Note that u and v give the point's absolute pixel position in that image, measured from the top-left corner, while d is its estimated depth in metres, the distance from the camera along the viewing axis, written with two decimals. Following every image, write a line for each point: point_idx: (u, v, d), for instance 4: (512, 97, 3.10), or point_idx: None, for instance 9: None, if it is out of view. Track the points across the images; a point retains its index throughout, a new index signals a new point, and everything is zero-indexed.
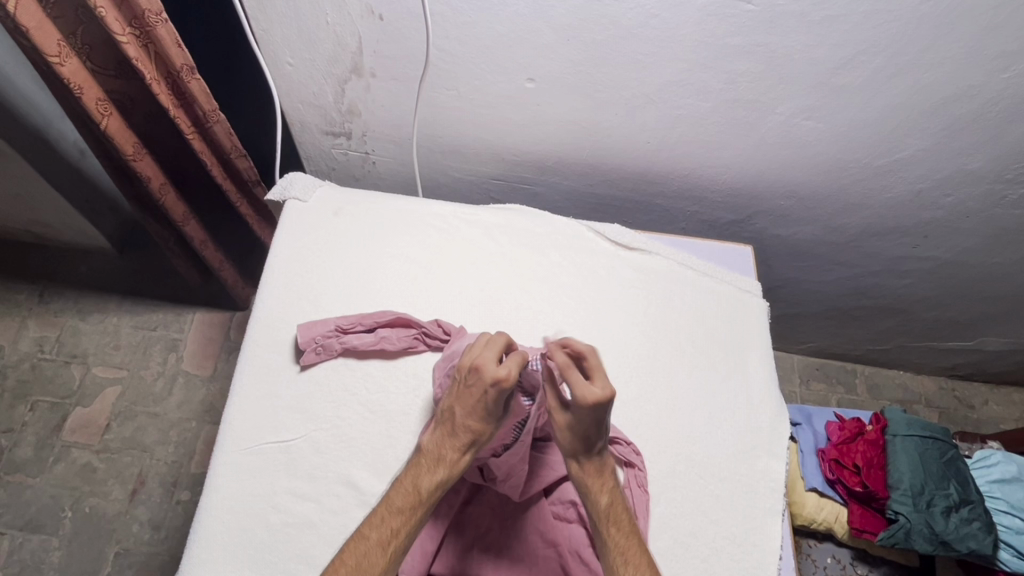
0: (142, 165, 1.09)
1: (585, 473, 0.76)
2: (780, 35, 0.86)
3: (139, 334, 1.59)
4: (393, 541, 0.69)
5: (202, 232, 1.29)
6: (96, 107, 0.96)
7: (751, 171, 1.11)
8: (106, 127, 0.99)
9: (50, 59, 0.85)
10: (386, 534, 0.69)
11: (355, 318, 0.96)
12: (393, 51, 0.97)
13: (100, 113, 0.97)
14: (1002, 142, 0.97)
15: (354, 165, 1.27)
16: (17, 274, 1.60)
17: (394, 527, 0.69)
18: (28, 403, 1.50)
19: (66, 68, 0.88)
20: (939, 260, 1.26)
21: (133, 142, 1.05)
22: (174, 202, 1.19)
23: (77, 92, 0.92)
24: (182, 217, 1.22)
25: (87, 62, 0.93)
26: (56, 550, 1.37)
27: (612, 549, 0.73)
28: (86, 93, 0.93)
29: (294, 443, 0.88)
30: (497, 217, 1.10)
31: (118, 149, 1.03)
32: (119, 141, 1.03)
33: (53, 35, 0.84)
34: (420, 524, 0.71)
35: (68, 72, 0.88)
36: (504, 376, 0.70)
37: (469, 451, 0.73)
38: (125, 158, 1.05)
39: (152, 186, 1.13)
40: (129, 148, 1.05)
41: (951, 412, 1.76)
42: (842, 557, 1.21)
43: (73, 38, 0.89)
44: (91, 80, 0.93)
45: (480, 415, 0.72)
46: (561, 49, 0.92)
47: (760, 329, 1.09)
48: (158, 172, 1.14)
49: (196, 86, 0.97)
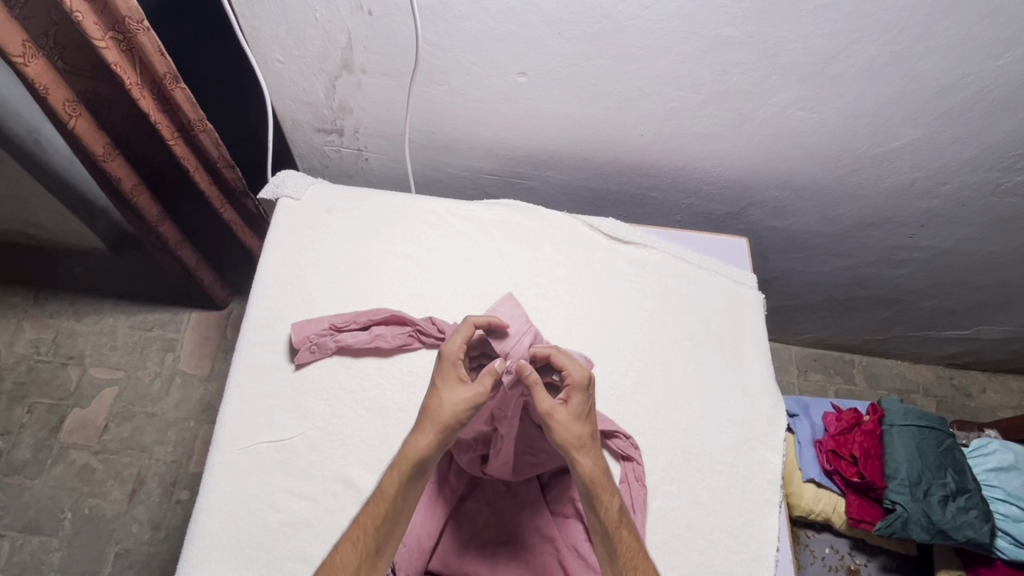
0: (114, 166, 1.08)
1: (595, 482, 0.72)
2: (771, 26, 0.85)
3: (135, 335, 1.59)
4: (361, 537, 0.68)
5: (176, 232, 1.28)
6: (64, 108, 0.95)
7: (745, 162, 1.11)
8: (74, 128, 0.98)
9: (14, 59, 0.84)
10: (352, 529, 0.69)
11: (350, 316, 0.95)
12: (382, 47, 0.96)
13: (67, 114, 0.96)
14: (997, 129, 0.96)
15: (347, 162, 1.26)
16: (12, 275, 1.59)
17: (364, 523, 0.69)
18: (26, 405, 1.50)
19: (31, 69, 0.87)
20: (935, 250, 1.26)
21: (106, 144, 1.05)
22: (147, 203, 1.18)
23: (43, 92, 0.91)
24: (157, 219, 1.22)
25: (58, 63, 0.92)
26: (56, 551, 1.37)
27: (622, 554, 0.71)
28: (53, 95, 0.92)
29: (290, 442, 0.88)
30: (491, 212, 1.09)
31: (87, 149, 1.03)
32: (89, 142, 1.02)
33: (20, 36, 0.83)
34: (389, 518, 0.69)
35: (33, 73, 0.87)
36: (450, 350, 0.76)
37: (430, 435, 0.70)
38: (95, 158, 1.05)
39: (123, 186, 1.12)
40: (100, 149, 1.04)
41: (949, 400, 1.77)
42: (841, 548, 1.22)
43: (43, 38, 0.87)
44: (60, 82, 0.92)
45: (435, 394, 0.73)
46: (553, 42, 0.91)
47: (756, 322, 1.09)
48: (133, 174, 1.13)
49: (180, 94, 0.98)
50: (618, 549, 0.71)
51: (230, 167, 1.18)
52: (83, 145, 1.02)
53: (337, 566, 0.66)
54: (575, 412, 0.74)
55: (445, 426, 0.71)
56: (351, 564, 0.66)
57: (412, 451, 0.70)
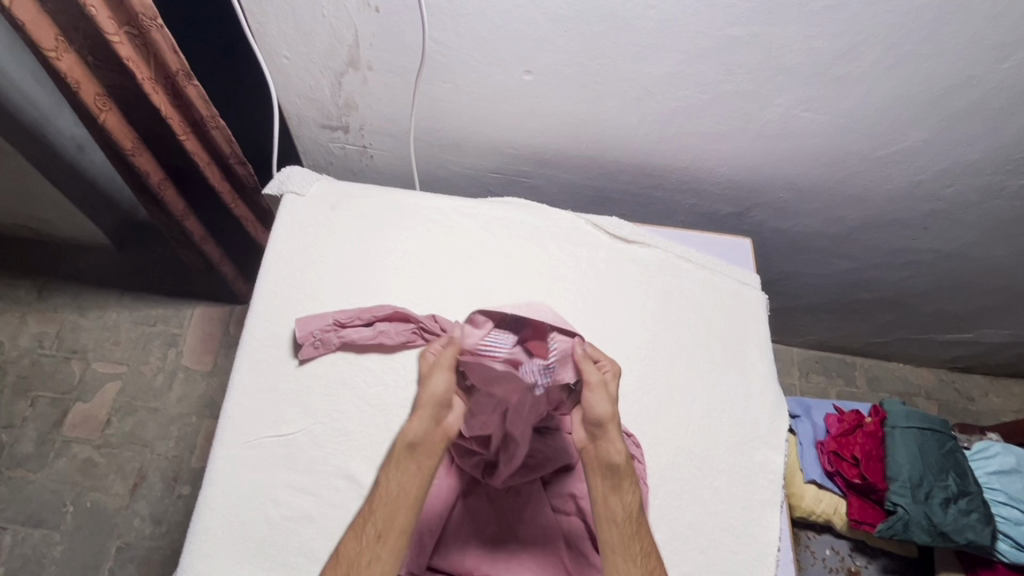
0: (142, 160, 1.09)
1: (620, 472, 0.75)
2: (778, 27, 0.85)
3: (138, 329, 1.59)
4: (364, 525, 0.71)
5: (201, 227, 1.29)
6: (94, 101, 0.96)
7: (749, 163, 1.11)
8: (104, 122, 0.99)
9: (46, 53, 0.85)
10: (361, 525, 0.72)
11: (354, 312, 0.96)
12: (390, 44, 0.96)
13: (97, 108, 0.97)
14: (1001, 133, 0.97)
15: (351, 159, 1.26)
16: (17, 270, 1.60)
17: (369, 511, 0.72)
18: (29, 398, 1.50)
19: (63, 63, 0.88)
20: (939, 252, 1.26)
21: (134, 138, 1.05)
22: (174, 197, 1.18)
23: (73, 86, 0.92)
24: (182, 213, 1.22)
25: (88, 57, 0.92)
26: (57, 545, 1.38)
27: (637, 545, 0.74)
28: (83, 89, 0.93)
29: (293, 437, 0.88)
30: (495, 210, 1.10)
31: (117, 145, 1.03)
32: (118, 136, 1.02)
33: (49, 29, 0.84)
34: (390, 508, 0.71)
35: (65, 67, 0.88)
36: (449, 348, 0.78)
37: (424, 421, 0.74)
38: (124, 154, 1.05)
39: (151, 181, 1.13)
40: (128, 144, 1.04)
41: (950, 403, 1.76)
42: (841, 549, 1.21)
43: (74, 33, 0.88)
44: (89, 75, 0.93)
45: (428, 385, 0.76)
46: (559, 41, 0.91)
47: (759, 322, 1.09)
48: (159, 168, 1.13)
49: (193, 91, 0.98)
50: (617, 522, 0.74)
51: (243, 164, 1.20)
52: (112, 140, 1.03)
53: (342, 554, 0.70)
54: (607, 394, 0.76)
55: (433, 404, 0.75)
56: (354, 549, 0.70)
57: (406, 436, 0.74)
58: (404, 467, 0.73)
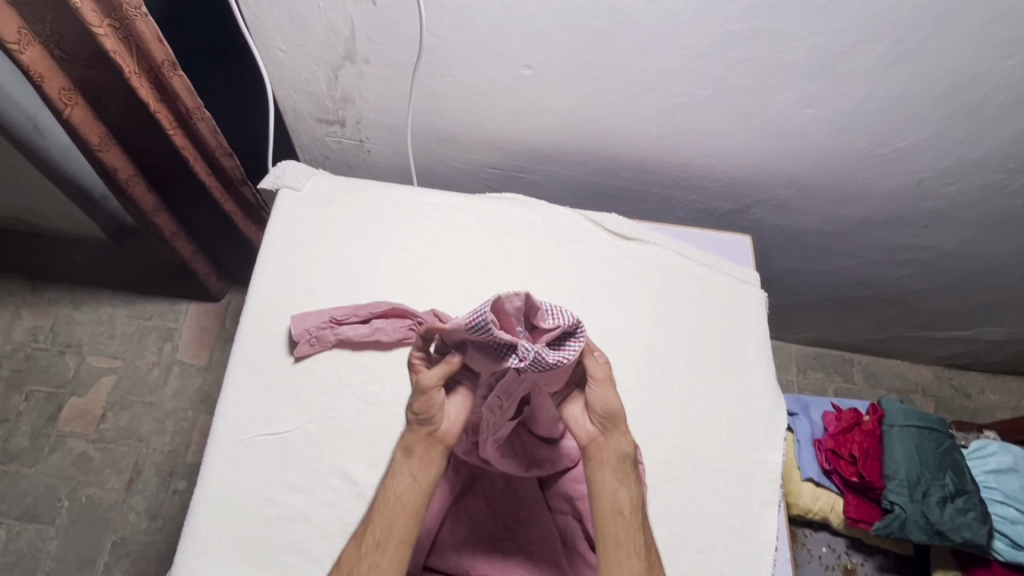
0: (109, 155, 1.08)
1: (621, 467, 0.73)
2: (780, 22, 0.84)
3: (133, 324, 1.58)
4: (364, 538, 0.70)
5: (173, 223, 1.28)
6: (60, 96, 0.95)
7: (749, 160, 1.10)
8: (70, 117, 0.98)
9: (9, 47, 0.84)
10: (366, 536, 0.70)
11: (350, 309, 0.95)
12: (386, 38, 0.95)
13: (63, 102, 0.96)
14: (1003, 131, 0.96)
15: (348, 154, 1.25)
16: (10, 263, 1.59)
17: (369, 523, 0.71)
18: (23, 393, 1.49)
19: (27, 57, 0.86)
20: (938, 250, 1.25)
21: (102, 133, 1.05)
22: (143, 193, 1.18)
23: (38, 80, 0.91)
24: (153, 209, 1.21)
25: (53, 50, 0.91)
26: (53, 540, 1.37)
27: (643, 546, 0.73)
28: (48, 83, 0.92)
29: (289, 435, 0.88)
30: (492, 206, 1.09)
31: (83, 139, 1.02)
32: (84, 131, 1.01)
33: (14, 23, 0.82)
34: (390, 519, 0.70)
35: (29, 60, 0.87)
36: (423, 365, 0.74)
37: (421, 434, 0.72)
38: (91, 148, 1.04)
39: (119, 176, 1.12)
40: (95, 138, 1.04)
41: (948, 401, 1.76)
42: (838, 547, 1.21)
43: (40, 25, 0.87)
44: (56, 69, 0.92)
45: (420, 398, 0.71)
46: (558, 35, 0.90)
47: (758, 320, 1.08)
48: (129, 164, 1.13)
49: (179, 82, 0.96)
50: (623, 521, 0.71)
51: (230, 156, 1.17)
52: (79, 134, 1.02)
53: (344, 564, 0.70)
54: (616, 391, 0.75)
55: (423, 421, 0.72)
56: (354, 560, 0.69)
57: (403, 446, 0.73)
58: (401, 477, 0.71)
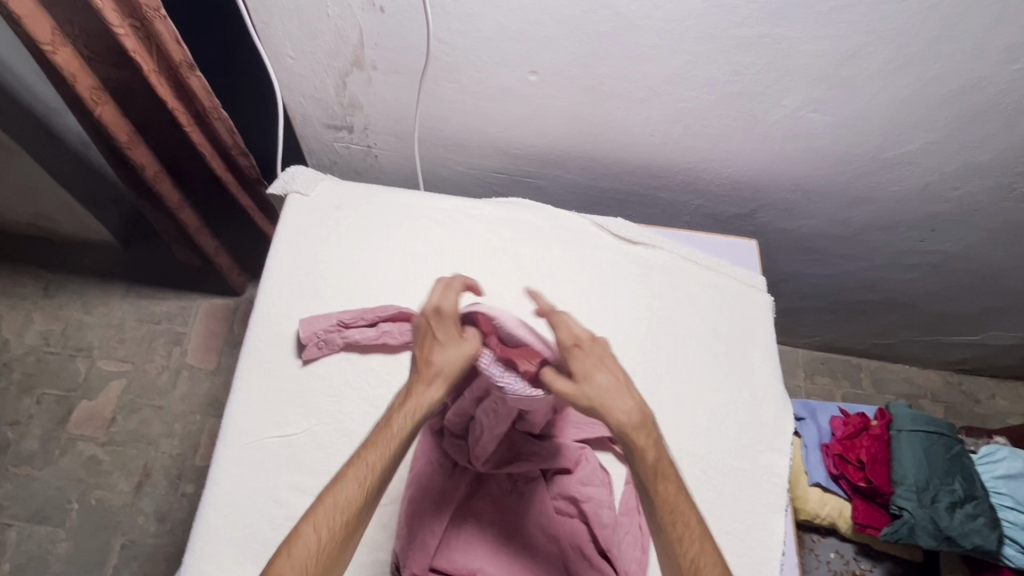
0: (136, 153, 1.10)
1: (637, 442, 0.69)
2: (785, 28, 0.85)
3: (143, 327, 1.59)
4: (367, 481, 0.68)
5: (197, 219, 1.29)
6: (90, 95, 0.97)
7: (754, 164, 1.10)
8: (100, 116, 1.00)
9: (42, 46, 0.87)
10: (312, 509, 0.67)
11: (358, 313, 0.96)
12: (394, 44, 0.96)
13: (93, 101, 0.98)
14: (1010, 135, 0.96)
15: (356, 159, 1.26)
16: (23, 268, 1.61)
17: (371, 469, 0.68)
18: (35, 396, 1.51)
19: (60, 57, 0.90)
20: (946, 254, 1.25)
21: (130, 131, 1.07)
22: (167, 189, 1.19)
23: (69, 80, 0.93)
24: (177, 205, 1.22)
25: (84, 50, 0.94)
26: (63, 542, 1.38)
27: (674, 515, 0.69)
28: (79, 82, 0.95)
29: (297, 437, 0.88)
30: (498, 210, 1.09)
31: (112, 136, 1.04)
32: (113, 129, 1.04)
33: (46, 23, 0.86)
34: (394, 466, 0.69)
35: (62, 61, 0.90)
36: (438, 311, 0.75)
37: (445, 387, 0.71)
38: (120, 145, 1.06)
39: (146, 173, 1.14)
40: (123, 135, 1.06)
41: (957, 406, 1.75)
42: (845, 552, 1.19)
43: (69, 27, 0.90)
44: (86, 70, 0.95)
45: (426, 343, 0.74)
46: (563, 41, 0.91)
47: (765, 324, 1.08)
48: (155, 161, 1.14)
49: (196, 82, 0.99)
50: (658, 493, 0.69)
51: (246, 156, 1.20)
52: (109, 133, 1.04)
53: (326, 509, 0.67)
54: (600, 362, 0.70)
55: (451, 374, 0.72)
56: (354, 506, 0.67)
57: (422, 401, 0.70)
58: (360, 464, 0.68)
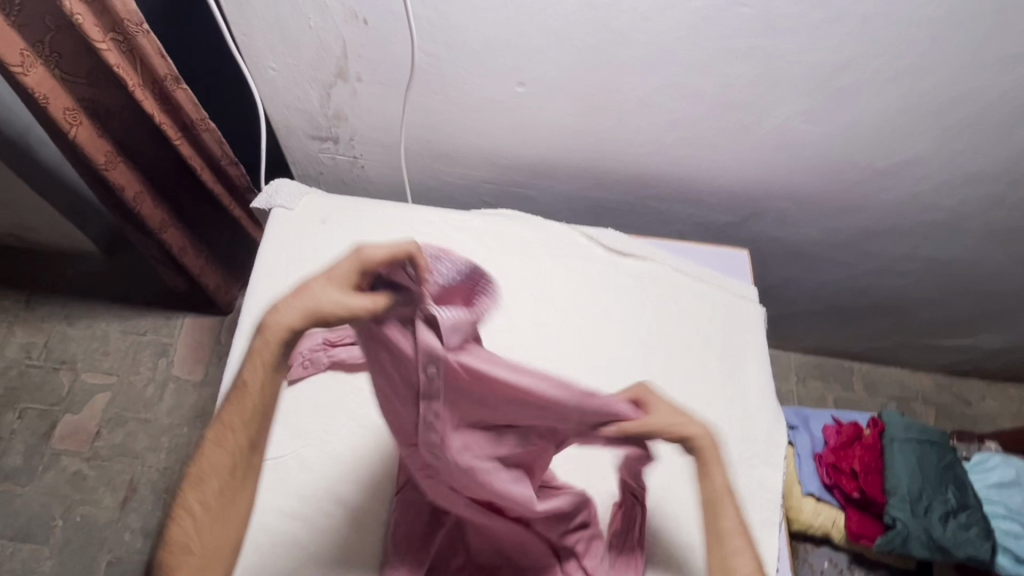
0: (116, 173, 1.06)
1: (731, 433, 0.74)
2: (776, 40, 0.83)
3: (128, 339, 1.56)
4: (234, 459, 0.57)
5: (182, 238, 1.25)
6: (64, 116, 0.94)
7: (746, 174, 1.09)
8: (75, 136, 0.97)
9: (12, 68, 0.85)
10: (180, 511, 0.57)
11: (345, 330, 0.92)
12: (379, 55, 0.94)
13: (68, 122, 0.95)
14: (1002, 144, 0.95)
15: (342, 170, 1.24)
16: (4, 280, 1.58)
17: (233, 443, 0.57)
18: (17, 411, 1.48)
19: (31, 79, 0.87)
20: (938, 261, 1.24)
21: (107, 150, 1.03)
22: (150, 209, 1.15)
23: (41, 101, 0.90)
24: (160, 225, 1.18)
25: (56, 70, 0.91)
26: (47, 560, 1.36)
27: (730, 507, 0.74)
28: (53, 103, 0.91)
29: (281, 460, 0.86)
30: (487, 223, 1.07)
31: (89, 158, 1.01)
32: (91, 151, 1.00)
33: (16, 45, 0.84)
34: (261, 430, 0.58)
35: (34, 82, 0.88)
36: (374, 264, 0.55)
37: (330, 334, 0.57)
38: (98, 167, 1.02)
39: (126, 194, 1.09)
40: (101, 157, 1.02)
41: (949, 408, 1.75)
42: (839, 561, 1.18)
43: (38, 46, 0.87)
44: (60, 89, 0.92)
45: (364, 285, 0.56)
46: (552, 53, 0.89)
47: (758, 336, 1.07)
48: (134, 180, 1.10)
49: (183, 94, 0.97)
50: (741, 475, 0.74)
51: (235, 164, 1.16)
52: (86, 155, 1.01)
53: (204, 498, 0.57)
54: None
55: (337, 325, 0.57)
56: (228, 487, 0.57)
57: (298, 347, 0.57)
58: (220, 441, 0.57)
